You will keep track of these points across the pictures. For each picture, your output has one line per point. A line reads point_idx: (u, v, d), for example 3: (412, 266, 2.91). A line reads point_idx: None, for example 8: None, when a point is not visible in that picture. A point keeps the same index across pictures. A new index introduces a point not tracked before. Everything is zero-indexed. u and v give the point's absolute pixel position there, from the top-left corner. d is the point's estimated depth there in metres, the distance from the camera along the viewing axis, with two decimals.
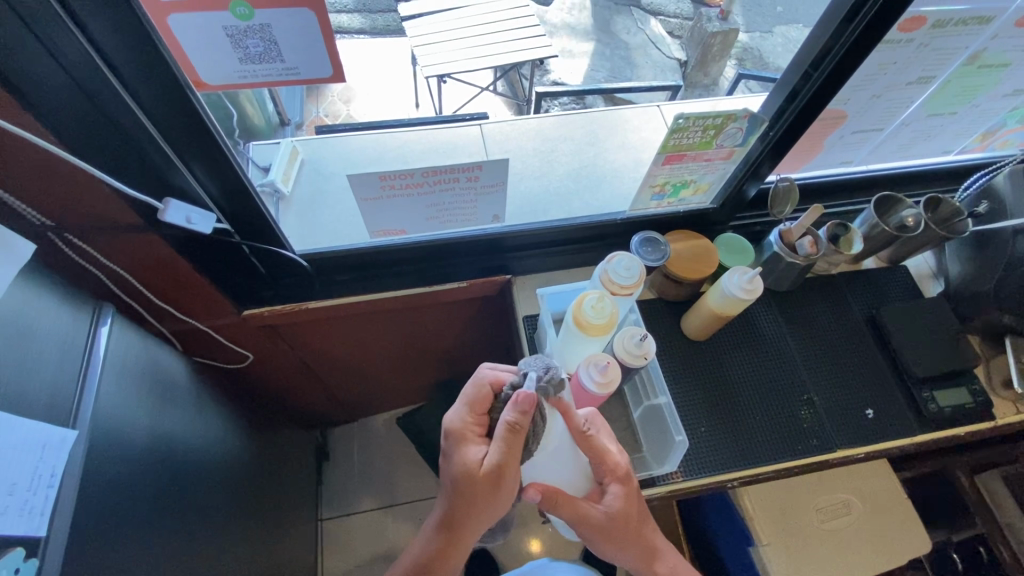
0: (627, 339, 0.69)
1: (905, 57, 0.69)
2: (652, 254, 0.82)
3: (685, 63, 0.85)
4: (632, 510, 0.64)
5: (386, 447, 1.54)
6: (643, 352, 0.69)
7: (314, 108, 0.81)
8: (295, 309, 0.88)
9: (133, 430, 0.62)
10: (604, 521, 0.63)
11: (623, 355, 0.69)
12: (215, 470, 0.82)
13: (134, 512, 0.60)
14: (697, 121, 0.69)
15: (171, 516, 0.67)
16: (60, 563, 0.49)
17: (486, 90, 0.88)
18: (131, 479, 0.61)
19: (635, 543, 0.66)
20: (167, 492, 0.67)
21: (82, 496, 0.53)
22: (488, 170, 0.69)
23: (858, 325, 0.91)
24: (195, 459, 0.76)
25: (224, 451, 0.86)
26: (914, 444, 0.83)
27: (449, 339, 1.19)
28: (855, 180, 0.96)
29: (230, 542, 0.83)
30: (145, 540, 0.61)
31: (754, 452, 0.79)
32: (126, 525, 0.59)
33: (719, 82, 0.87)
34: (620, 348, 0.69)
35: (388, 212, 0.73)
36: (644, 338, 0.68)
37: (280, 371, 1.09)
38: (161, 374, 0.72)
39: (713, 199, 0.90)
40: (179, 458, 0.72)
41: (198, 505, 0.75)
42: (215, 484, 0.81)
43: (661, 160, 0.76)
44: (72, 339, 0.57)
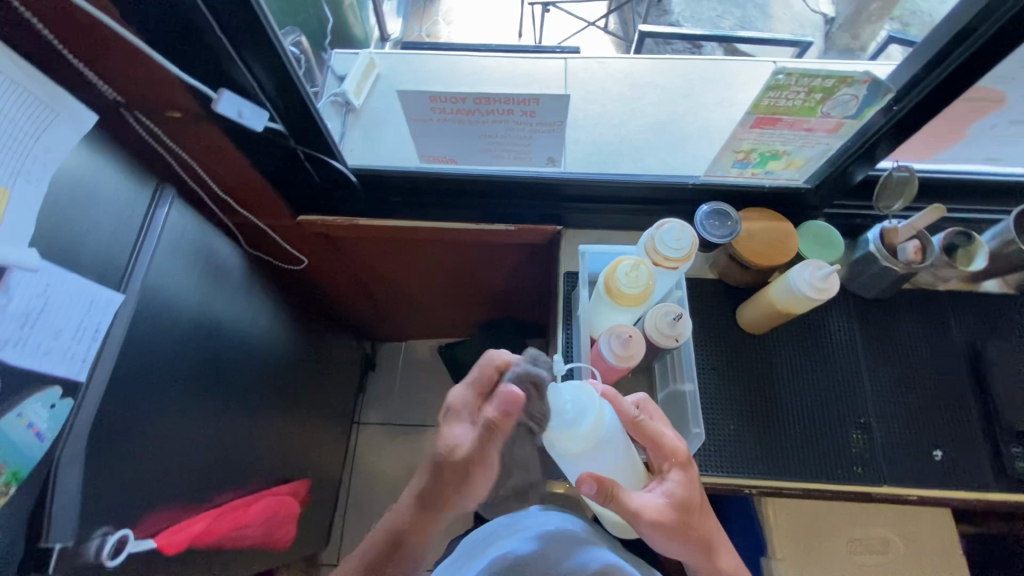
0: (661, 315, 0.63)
1: None
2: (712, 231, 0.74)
3: (831, 19, 0.76)
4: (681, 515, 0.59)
5: (427, 372, 1.61)
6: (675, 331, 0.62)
7: (417, 29, 0.89)
8: (345, 224, 0.90)
9: (180, 306, 0.67)
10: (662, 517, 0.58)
11: (653, 333, 0.63)
12: (259, 359, 0.89)
13: (175, 378, 0.66)
14: (800, 79, 0.58)
15: (210, 391, 0.74)
16: (95, 406, 0.55)
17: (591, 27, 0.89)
18: (174, 349, 0.66)
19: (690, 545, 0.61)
20: (208, 368, 0.74)
21: (123, 354, 0.58)
22: (545, 105, 0.63)
23: (953, 354, 0.78)
24: (241, 346, 0.83)
25: (271, 344, 0.93)
26: (984, 501, 0.71)
27: (497, 280, 1.17)
28: (999, 184, 0.79)
29: (265, 425, 0.92)
30: (180, 407, 0.68)
31: (783, 465, 0.72)
32: (164, 388, 0.65)
33: (868, 47, 0.73)
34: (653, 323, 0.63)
35: (438, 137, 0.70)
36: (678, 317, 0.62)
37: (332, 279, 1.14)
38: (217, 261, 0.77)
39: (809, 178, 0.78)
40: (225, 341, 0.78)
41: (238, 386, 0.82)
42: (258, 372, 0.89)
43: (749, 121, 0.65)
44: (131, 213, 0.61)
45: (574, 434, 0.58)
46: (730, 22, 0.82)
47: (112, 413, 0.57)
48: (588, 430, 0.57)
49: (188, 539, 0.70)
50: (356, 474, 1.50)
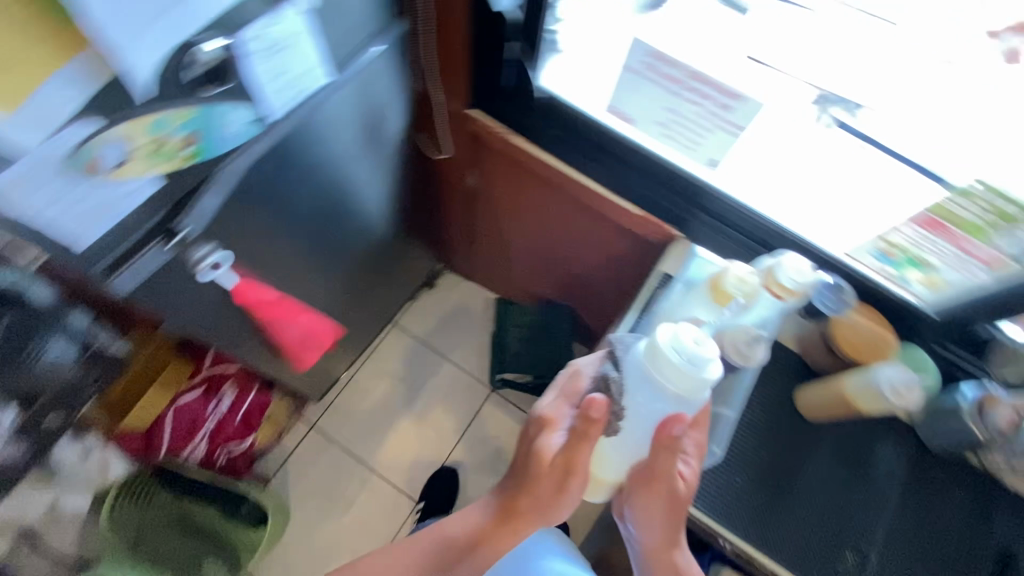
0: (674, 338, 0.62)
1: None
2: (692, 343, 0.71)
3: None
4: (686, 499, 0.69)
5: (475, 313, 1.68)
6: (674, 378, 0.62)
7: None
8: (502, 135, 0.96)
9: (352, 120, 0.79)
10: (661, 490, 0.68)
11: (679, 368, 0.61)
12: (370, 208, 0.99)
13: (317, 174, 0.79)
14: (988, 196, 0.59)
15: (329, 198, 0.85)
16: (263, 145, 0.67)
17: None
18: (328, 150, 0.78)
19: (663, 527, 0.70)
20: (340, 178, 0.85)
21: (300, 128, 0.70)
22: (749, 92, 0.68)
23: (986, 548, 0.74)
24: (363, 186, 0.93)
25: (383, 200, 1.03)
26: None
27: (582, 263, 1.23)
28: None
29: (341, 264, 1.02)
30: (306, 192, 0.79)
31: (768, 542, 0.72)
32: (306, 172, 0.76)
33: None
34: (674, 362, 0.61)
35: (640, 93, 0.76)
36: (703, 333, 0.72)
37: (452, 184, 1.22)
38: (382, 116, 0.87)
39: (934, 308, 0.76)
40: (362, 170, 0.89)
41: (344, 215, 0.92)
42: (362, 215, 0.98)
43: (917, 216, 0.67)
44: (360, 27, 0.72)
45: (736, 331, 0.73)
46: None
47: (270, 162, 0.69)
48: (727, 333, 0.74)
49: (250, 298, 0.81)
50: (368, 362, 1.61)
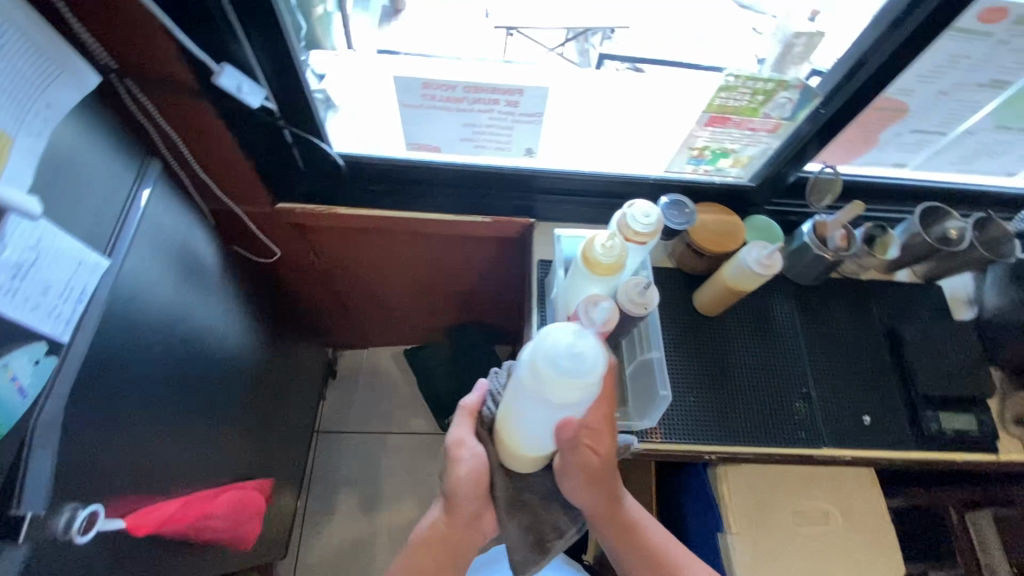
0: (570, 335, 0.54)
1: (981, 53, 0.65)
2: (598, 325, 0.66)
3: None
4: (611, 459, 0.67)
5: (392, 373, 1.64)
6: (571, 382, 0.53)
7: None
8: (324, 212, 0.91)
9: (158, 287, 0.68)
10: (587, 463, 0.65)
11: (576, 370, 0.53)
12: (232, 349, 0.89)
13: (156, 361, 0.68)
14: (747, 82, 0.66)
15: (186, 368, 0.74)
16: (71, 373, 0.55)
17: None
18: (150, 332, 0.66)
19: (601, 494, 0.68)
20: (184, 345, 0.74)
21: (99, 335, 0.58)
22: (528, 95, 0.69)
23: (875, 334, 0.89)
24: (212, 337, 0.81)
25: (242, 334, 0.93)
26: (906, 458, 0.82)
27: (462, 281, 1.23)
28: (912, 188, 0.89)
29: (236, 417, 0.91)
30: (154, 383, 0.67)
31: (737, 433, 0.80)
32: (142, 365, 0.65)
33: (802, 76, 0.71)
34: (570, 366, 0.53)
35: (429, 124, 0.73)
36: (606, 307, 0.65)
37: (301, 275, 1.15)
38: (193, 255, 0.77)
39: (751, 176, 0.86)
40: (202, 318, 0.79)
41: (211, 372, 0.81)
42: (226, 362, 0.87)
43: (703, 120, 0.73)
44: (114, 191, 0.62)
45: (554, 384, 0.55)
46: None
47: (88, 386, 0.57)
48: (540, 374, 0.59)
49: (156, 523, 0.67)
50: (316, 481, 1.50)
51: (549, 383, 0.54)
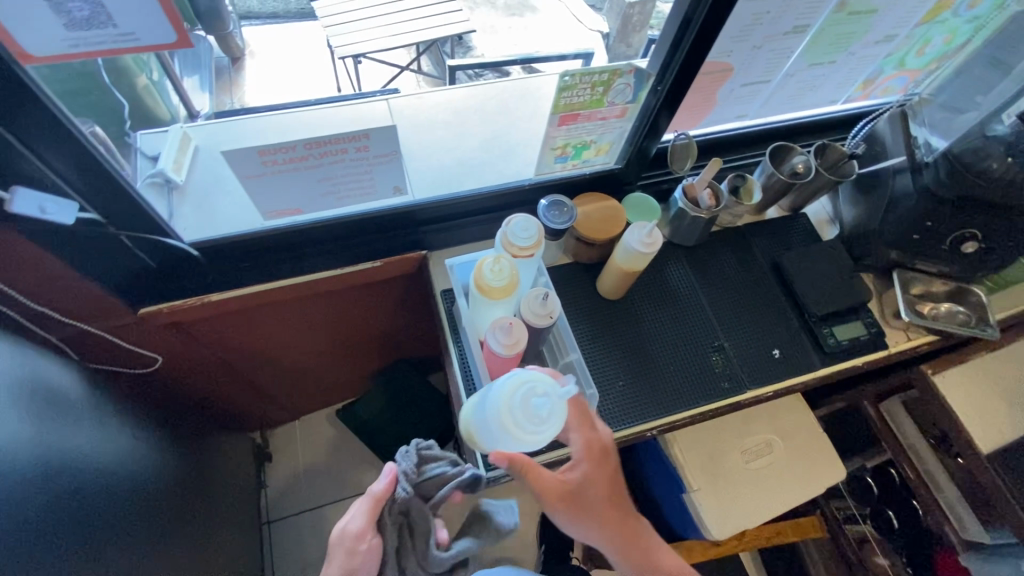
0: (530, 391, 0.60)
1: (776, 6, 0.71)
2: (509, 345, 0.64)
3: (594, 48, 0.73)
4: (593, 488, 0.69)
5: (333, 435, 1.56)
6: (524, 434, 0.60)
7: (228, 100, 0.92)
8: (194, 304, 0.82)
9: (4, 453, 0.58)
10: (574, 496, 0.68)
11: (516, 423, 0.60)
12: (122, 483, 0.79)
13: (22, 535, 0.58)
14: (584, 77, 0.68)
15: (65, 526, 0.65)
16: None
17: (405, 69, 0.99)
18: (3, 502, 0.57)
19: (610, 521, 0.70)
20: (55, 502, 0.64)
21: None
22: (376, 139, 0.65)
23: (764, 272, 0.95)
24: (92, 480, 0.72)
25: (133, 461, 0.83)
26: (817, 376, 0.89)
27: (374, 325, 1.19)
28: (758, 134, 0.96)
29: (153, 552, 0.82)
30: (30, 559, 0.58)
31: (671, 402, 0.83)
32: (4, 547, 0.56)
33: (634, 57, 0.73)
34: (513, 416, 0.60)
35: (280, 189, 0.68)
36: (512, 326, 0.64)
37: (196, 372, 1.05)
38: (42, 393, 0.68)
39: (617, 158, 0.89)
40: (72, 464, 0.69)
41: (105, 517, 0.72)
42: (119, 500, 0.77)
43: (555, 121, 0.74)
44: None
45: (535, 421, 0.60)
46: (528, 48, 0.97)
47: None
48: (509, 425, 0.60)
49: None
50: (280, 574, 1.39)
51: (500, 428, 0.61)
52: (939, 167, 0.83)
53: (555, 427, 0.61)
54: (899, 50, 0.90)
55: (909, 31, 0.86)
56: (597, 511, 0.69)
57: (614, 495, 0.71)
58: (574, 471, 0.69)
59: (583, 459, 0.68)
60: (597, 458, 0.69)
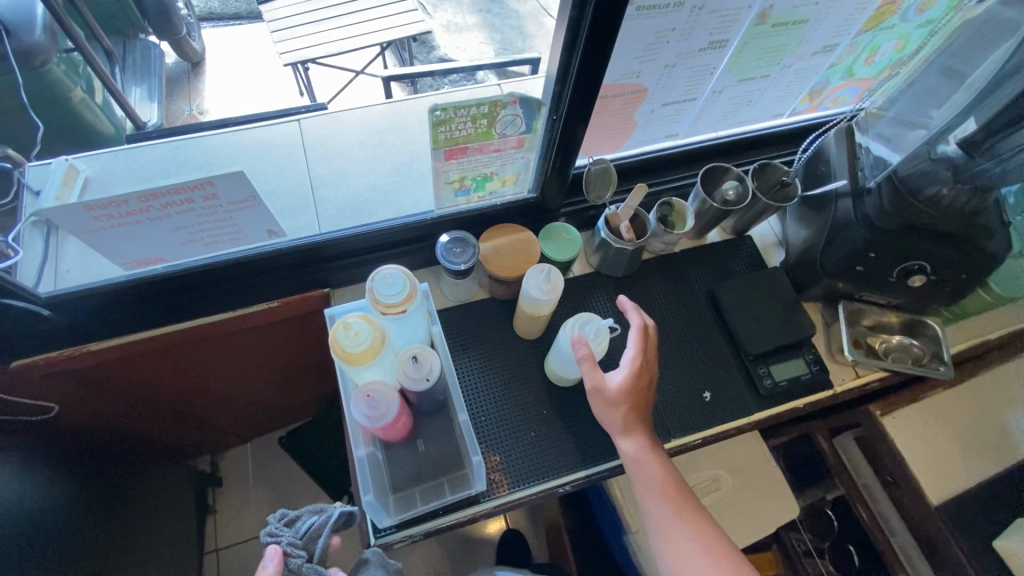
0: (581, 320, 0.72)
1: (682, 23, 0.62)
2: (375, 415, 0.59)
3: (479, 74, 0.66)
4: (642, 395, 0.71)
5: (282, 458, 1.52)
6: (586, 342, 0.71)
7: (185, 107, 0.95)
8: (78, 352, 0.78)
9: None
10: (608, 398, 0.70)
11: (589, 336, 0.71)
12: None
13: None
14: (459, 111, 0.61)
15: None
16: None
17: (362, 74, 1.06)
18: None
19: (632, 420, 0.69)
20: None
21: None
22: (223, 185, 0.59)
23: (699, 304, 0.88)
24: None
25: (10, 520, 0.78)
26: (752, 421, 0.81)
27: (304, 355, 1.14)
28: (692, 153, 0.88)
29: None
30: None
31: (586, 454, 0.76)
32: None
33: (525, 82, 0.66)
34: (585, 331, 0.71)
35: (132, 241, 0.62)
36: (376, 397, 0.59)
37: (107, 413, 1.00)
38: None
39: (531, 187, 0.82)
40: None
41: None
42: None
43: (441, 156, 0.67)
44: None
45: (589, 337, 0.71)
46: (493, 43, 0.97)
47: None
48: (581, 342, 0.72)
49: None
50: None
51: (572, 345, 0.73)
52: (883, 193, 0.75)
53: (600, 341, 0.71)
54: (843, 59, 0.81)
55: (851, 40, 0.76)
56: (636, 414, 0.70)
57: (647, 415, 0.71)
58: (619, 375, 0.70)
59: (636, 367, 0.71)
60: (641, 370, 0.71)
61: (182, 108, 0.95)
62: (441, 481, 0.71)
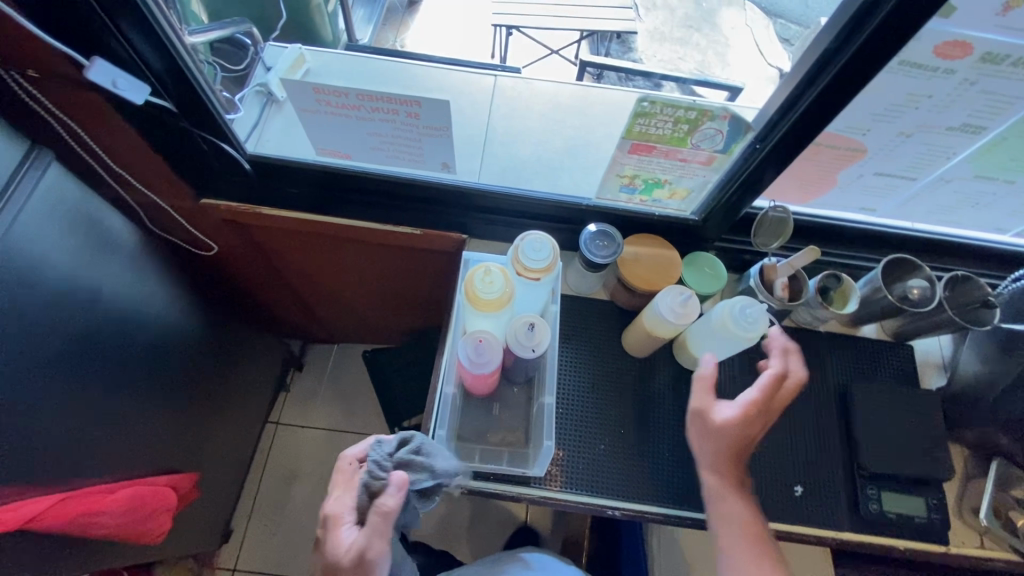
0: (734, 306, 0.67)
1: (942, 93, 0.55)
2: (474, 363, 0.62)
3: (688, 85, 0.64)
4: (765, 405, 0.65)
5: (356, 370, 1.63)
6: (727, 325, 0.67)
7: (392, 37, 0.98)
8: (249, 211, 0.88)
9: (47, 272, 0.68)
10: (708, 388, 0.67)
11: (730, 328, 0.67)
12: (152, 335, 0.89)
13: (34, 354, 0.67)
14: (665, 108, 0.59)
15: (75, 358, 0.73)
16: None
17: (555, 54, 0.98)
18: (38, 313, 0.67)
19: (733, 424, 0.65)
20: (75, 335, 0.73)
21: None
22: (428, 109, 0.63)
23: (825, 395, 0.80)
24: (122, 319, 0.81)
25: (167, 321, 0.93)
26: (838, 539, 0.73)
27: (413, 287, 1.20)
28: (882, 235, 0.79)
29: (152, 407, 0.91)
30: (29, 373, 0.67)
31: (648, 489, 0.73)
32: (8, 358, 0.64)
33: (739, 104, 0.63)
34: (727, 321, 0.67)
35: (332, 130, 0.69)
36: (484, 345, 0.62)
37: (246, 270, 1.13)
38: (102, 235, 0.77)
39: (695, 209, 0.79)
40: (107, 305, 0.78)
41: (116, 362, 0.81)
42: (140, 349, 0.86)
43: (626, 147, 0.66)
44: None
45: (735, 326, 0.66)
46: (691, 65, 0.84)
47: None
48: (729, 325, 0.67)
49: (19, 521, 0.64)
50: (267, 471, 1.50)
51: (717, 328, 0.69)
52: None
53: (743, 329, 0.66)
54: None
55: None
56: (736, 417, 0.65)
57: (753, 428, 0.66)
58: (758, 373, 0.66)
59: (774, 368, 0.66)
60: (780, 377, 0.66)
61: (390, 36, 0.99)
62: (503, 449, 0.74)
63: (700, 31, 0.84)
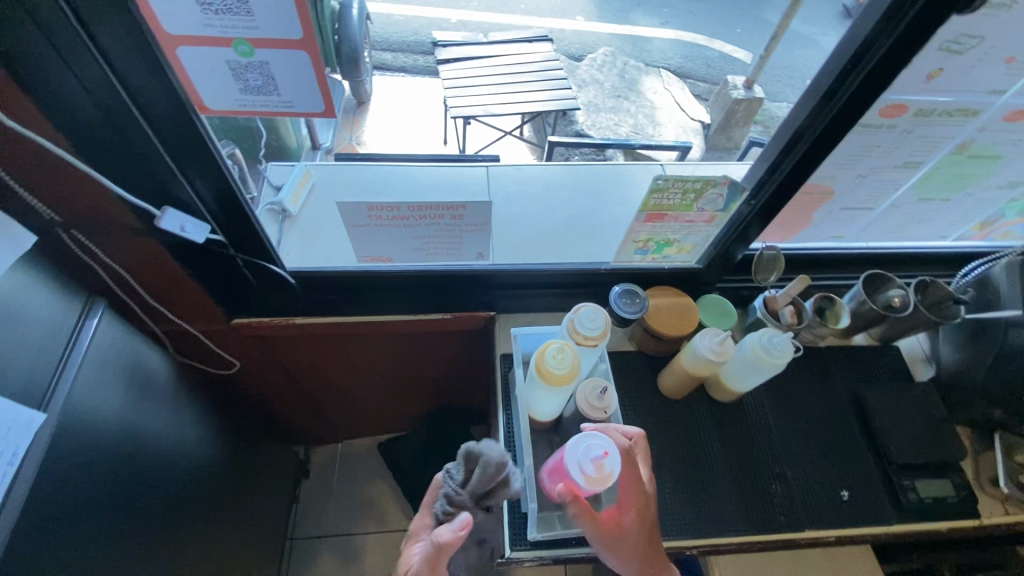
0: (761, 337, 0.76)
1: (888, 142, 0.70)
2: (590, 477, 0.61)
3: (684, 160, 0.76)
4: None
5: (368, 465, 1.59)
6: (762, 356, 0.75)
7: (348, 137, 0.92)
8: (282, 324, 0.92)
9: (103, 419, 0.66)
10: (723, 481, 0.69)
11: (765, 356, 0.75)
12: (189, 466, 0.86)
13: (98, 505, 0.65)
14: (676, 183, 0.70)
15: (133, 502, 0.71)
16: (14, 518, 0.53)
17: (508, 134, 0.99)
18: (97, 464, 0.65)
19: None
20: (130, 478, 0.71)
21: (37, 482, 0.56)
22: (472, 211, 0.71)
23: (842, 403, 0.89)
24: (164, 456, 0.79)
25: (200, 448, 0.90)
26: (888, 533, 0.80)
27: (430, 369, 1.23)
28: (852, 256, 0.93)
29: (192, 545, 0.86)
30: (96, 525, 0.64)
31: (717, 521, 0.77)
32: (76, 514, 0.61)
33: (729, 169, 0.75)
34: (760, 350, 0.76)
35: (378, 239, 0.75)
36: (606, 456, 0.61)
37: (264, 382, 1.12)
38: (143, 373, 0.77)
39: (698, 259, 0.89)
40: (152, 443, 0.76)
41: (162, 502, 0.78)
42: (181, 483, 0.83)
43: (642, 217, 0.76)
44: (58, 327, 0.62)
45: (768, 356, 0.75)
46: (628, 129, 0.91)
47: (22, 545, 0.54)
48: (761, 356, 0.76)
49: None
50: None
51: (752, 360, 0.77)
52: None
53: (776, 356, 0.75)
54: None
55: None
56: None
57: None
58: None
59: None
60: None
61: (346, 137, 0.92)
62: None
63: (629, 99, 0.90)
